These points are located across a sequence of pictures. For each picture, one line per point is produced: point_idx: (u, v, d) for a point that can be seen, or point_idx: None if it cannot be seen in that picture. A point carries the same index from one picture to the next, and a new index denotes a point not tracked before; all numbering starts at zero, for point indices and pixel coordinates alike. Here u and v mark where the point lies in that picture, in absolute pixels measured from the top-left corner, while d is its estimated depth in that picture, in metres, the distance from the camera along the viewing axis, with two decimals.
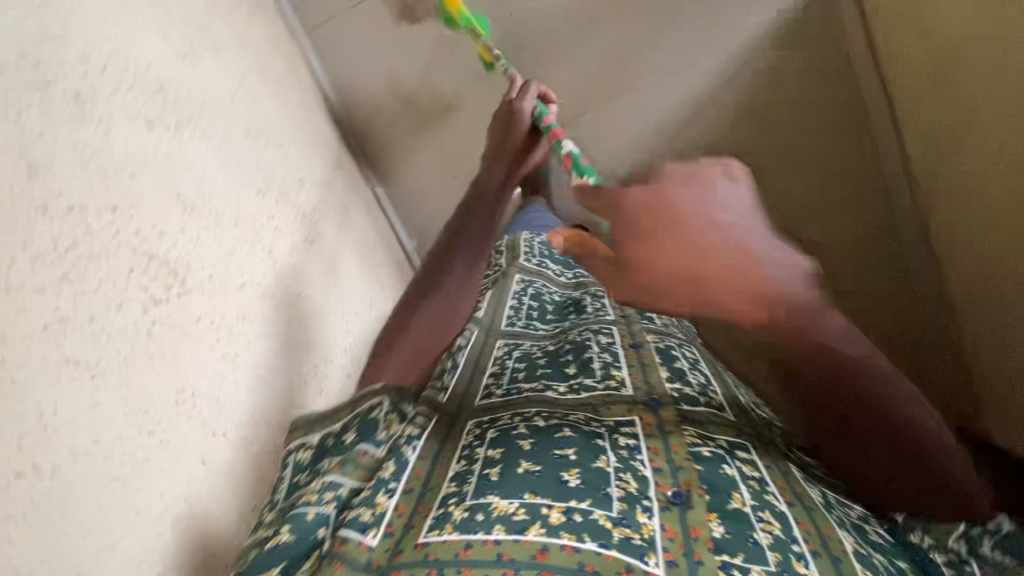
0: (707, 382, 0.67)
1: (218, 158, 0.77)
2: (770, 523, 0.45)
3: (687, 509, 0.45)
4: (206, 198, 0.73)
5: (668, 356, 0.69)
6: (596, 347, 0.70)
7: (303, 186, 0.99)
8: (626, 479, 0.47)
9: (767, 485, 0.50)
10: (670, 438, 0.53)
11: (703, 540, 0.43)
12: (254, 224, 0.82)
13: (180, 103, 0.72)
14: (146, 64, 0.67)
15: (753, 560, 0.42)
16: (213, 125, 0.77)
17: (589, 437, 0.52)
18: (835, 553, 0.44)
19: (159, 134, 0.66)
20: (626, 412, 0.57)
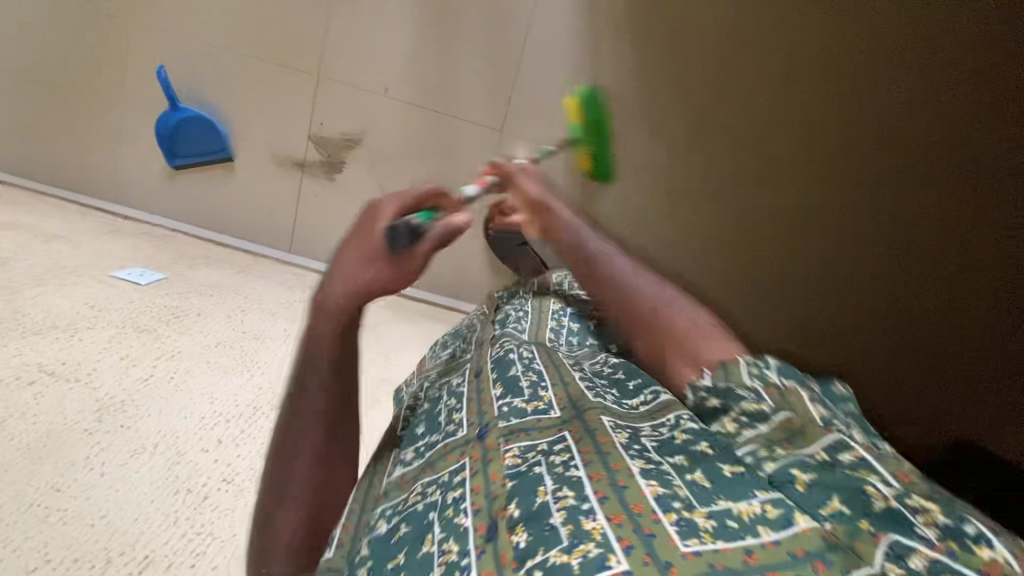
0: (545, 377, 0.54)
1: (204, 317, 0.84)
2: (570, 495, 0.35)
3: (496, 541, 0.34)
4: (197, 335, 0.78)
5: (504, 364, 0.57)
6: (447, 397, 0.56)
7: (280, 296, 1.00)
8: (449, 547, 0.35)
9: (574, 461, 0.39)
10: (490, 463, 0.42)
11: (509, 562, 0.32)
12: (239, 344, 0.79)
13: (168, 307, 0.83)
14: (125, 300, 0.81)
15: (548, 546, 0.32)
16: (201, 304, 0.87)
17: (420, 519, 0.40)
18: (622, 483, 0.35)
19: (157, 319, 0.79)
20: (459, 457, 0.45)
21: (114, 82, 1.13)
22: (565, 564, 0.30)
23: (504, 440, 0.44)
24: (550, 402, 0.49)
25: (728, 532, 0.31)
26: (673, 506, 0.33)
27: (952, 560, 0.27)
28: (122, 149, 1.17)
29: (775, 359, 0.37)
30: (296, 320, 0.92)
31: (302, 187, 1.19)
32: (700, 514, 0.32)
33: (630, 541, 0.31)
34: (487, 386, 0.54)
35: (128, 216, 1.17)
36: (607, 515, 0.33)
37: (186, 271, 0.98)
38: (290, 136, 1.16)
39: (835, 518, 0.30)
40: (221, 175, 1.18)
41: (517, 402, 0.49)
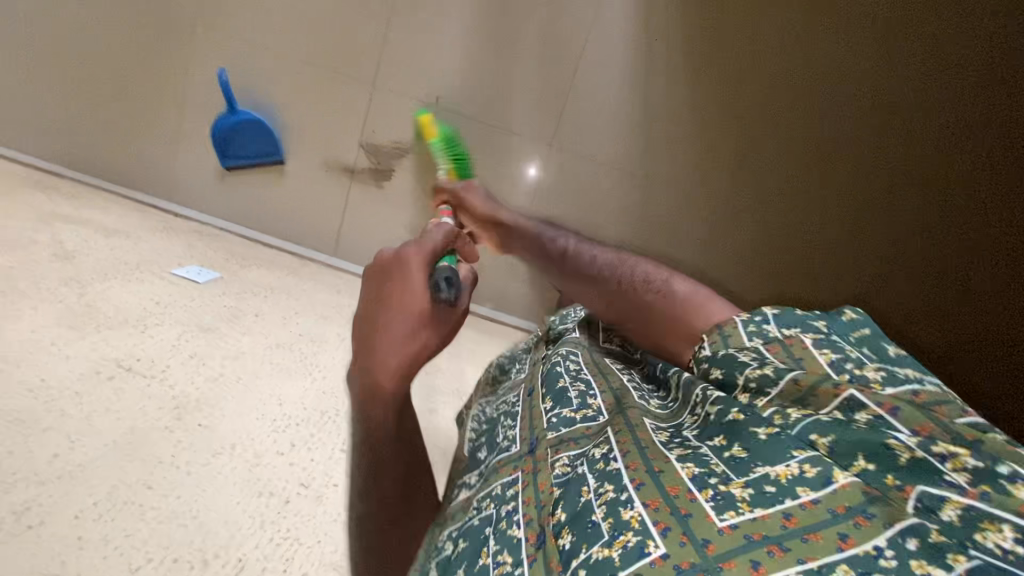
0: (592, 387, 0.58)
1: (258, 316, 0.84)
2: (609, 489, 0.38)
3: (544, 552, 0.37)
4: (257, 333, 0.79)
5: (552, 379, 0.61)
6: (507, 417, 0.60)
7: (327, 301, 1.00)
8: (504, 560, 0.38)
9: (611, 459, 0.42)
10: (538, 473, 0.45)
11: (556, 565, 0.35)
12: (297, 344, 0.80)
13: (222, 307, 0.83)
14: (185, 300, 0.82)
15: (590, 543, 0.35)
16: (254, 304, 0.87)
17: (478, 531, 0.42)
18: (657, 469, 0.39)
19: (213, 319, 0.80)
20: (512, 470, 0.48)
21: (172, 83, 1.15)
22: (607, 560, 0.33)
23: (554, 450, 0.47)
24: (597, 409, 0.53)
25: (766, 499, 0.34)
26: (708, 484, 0.36)
27: (986, 504, 0.31)
28: (175, 148, 1.19)
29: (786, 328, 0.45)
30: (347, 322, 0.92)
31: (351, 194, 1.21)
32: (737, 485, 0.35)
33: (666, 524, 0.34)
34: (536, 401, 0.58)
35: (177, 214, 1.19)
36: (644, 502, 0.36)
37: (238, 272, 0.99)
38: (341, 142, 1.18)
39: (862, 475, 0.34)
40: (271, 178, 1.20)
41: (566, 412, 0.53)
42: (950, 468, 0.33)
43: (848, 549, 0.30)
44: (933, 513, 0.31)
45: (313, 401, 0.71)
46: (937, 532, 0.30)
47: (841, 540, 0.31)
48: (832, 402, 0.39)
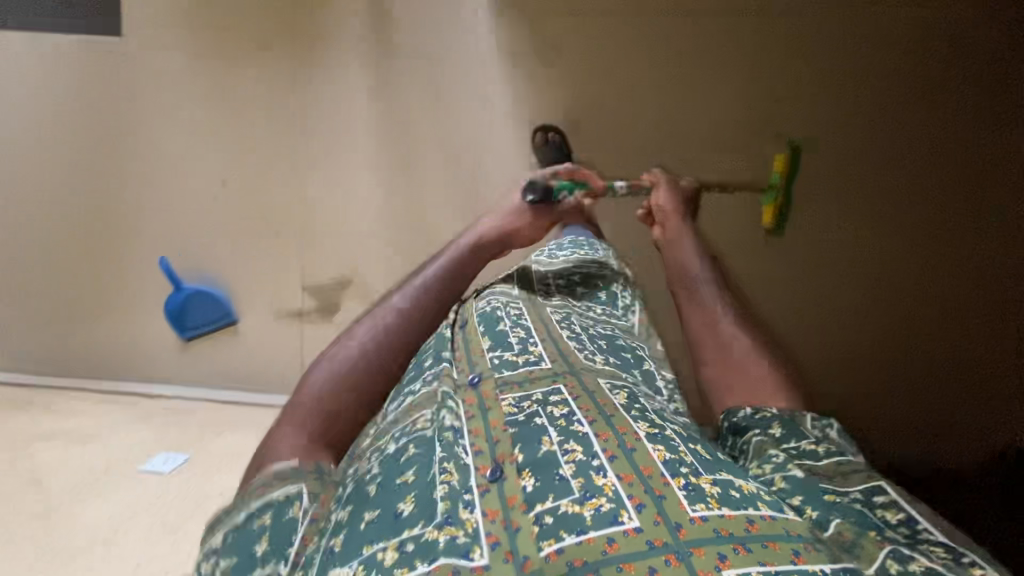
0: (529, 333, 0.69)
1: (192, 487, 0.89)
2: (578, 450, 0.46)
3: (502, 481, 0.45)
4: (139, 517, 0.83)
5: (494, 325, 0.72)
6: (446, 350, 0.67)
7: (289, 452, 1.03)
8: (449, 474, 0.45)
9: (574, 413, 0.52)
10: (487, 409, 0.54)
11: (518, 503, 0.43)
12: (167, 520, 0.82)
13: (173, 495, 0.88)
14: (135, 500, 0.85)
15: (560, 494, 0.42)
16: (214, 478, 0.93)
17: (428, 445, 0.49)
18: (632, 446, 0.46)
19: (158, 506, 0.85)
20: (453, 393, 0.58)
21: (119, 277, 1.24)
22: (579, 516, 0.40)
23: (498, 390, 0.57)
24: (539, 355, 0.64)
25: (733, 500, 0.41)
26: (681, 471, 0.44)
27: None
28: (135, 335, 1.25)
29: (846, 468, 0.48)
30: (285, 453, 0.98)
31: (303, 335, 1.25)
32: (706, 483, 0.43)
33: (640, 500, 0.41)
34: (474, 338, 0.69)
35: (148, 395, 1.22)
36: (618, 475, 0.43)
37: (204, 445, 1.03)
38: (282, 290, 1.24)
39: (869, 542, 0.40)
40: (227, 340, 1.26)
41: (508, 355, 0.64)
42: (932, 550, 0.40)
43: (800, 563, 0.37)
44: (902, 565, 0.38)
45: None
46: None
47: (793, 552, 0.38)
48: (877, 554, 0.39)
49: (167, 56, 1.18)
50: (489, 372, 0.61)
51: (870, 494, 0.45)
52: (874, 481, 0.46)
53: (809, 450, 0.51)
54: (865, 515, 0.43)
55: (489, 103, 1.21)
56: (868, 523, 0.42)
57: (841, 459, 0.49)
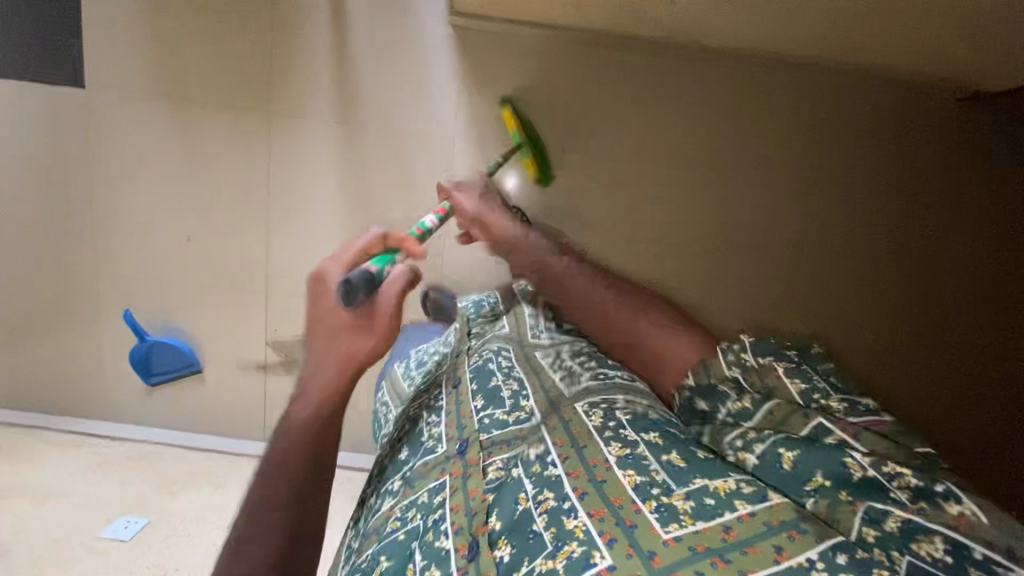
0: (524, 386, 0.76)
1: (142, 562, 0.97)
2: (549, 498, 0.55)
3: (478, 560, 0.53)
4: None
5: (487, 377, 0.81)
6: (432, 422, 0.78)
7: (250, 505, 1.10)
8: (432, 574, 0.54)
9: (549, 461, 0.60)
10: (470, 479, 0.63)
11: (492, 575, 0.51)
12: None
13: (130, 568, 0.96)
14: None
15: (533, 557, 0.50)
16: (171, 549, 1.00)
17: (400, 552, 0.59)
18: (601, 479, 0.56)
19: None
20: (441, 473, 0.67)
21: (89, 323, 1.26)
22: (551, 569, 0.47)
23: (482, 455, 0.67)
24: (530, 411, 0.72)
25: (706, 511, 0.48)
26: (652, 495, 0.52)
27: (922, 517, 0.42)
28: (104, 378, 1.28)
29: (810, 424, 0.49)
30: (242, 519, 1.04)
31: (267, 388, 1.25)
32: (678, 499, 0.50)
33: (611, 536, 0.48)
34: (467, 398, 0.78)
35: (115, 438, 1.25)
36: (590, 512, 0.52)
37: (166, 504, 1.09)
38: (248, 342, 1.27)
39: (820, 493, 0.47)
40: (194, 387, 1.30)
41: (499, 414, 0.72)
42: (896, 486, 0.44)
43: (784, 559, 0.42)
44: (880, 527, 0.43)
45: None
46: (881, 543, 0.43)
47: (776, 548, 0.44)
48: (852, 518, 0.44)
49: (130, 111, 1.16)
50: (478, 433, 0.70)
51: (819, 434, 0.49)
52: (814, 419, 0.49)
53: (739, 410, 0.55)
54: (833, 455, 0.47)
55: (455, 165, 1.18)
56: (837, 476, 0.46)
57: (770, 403, 0.53)
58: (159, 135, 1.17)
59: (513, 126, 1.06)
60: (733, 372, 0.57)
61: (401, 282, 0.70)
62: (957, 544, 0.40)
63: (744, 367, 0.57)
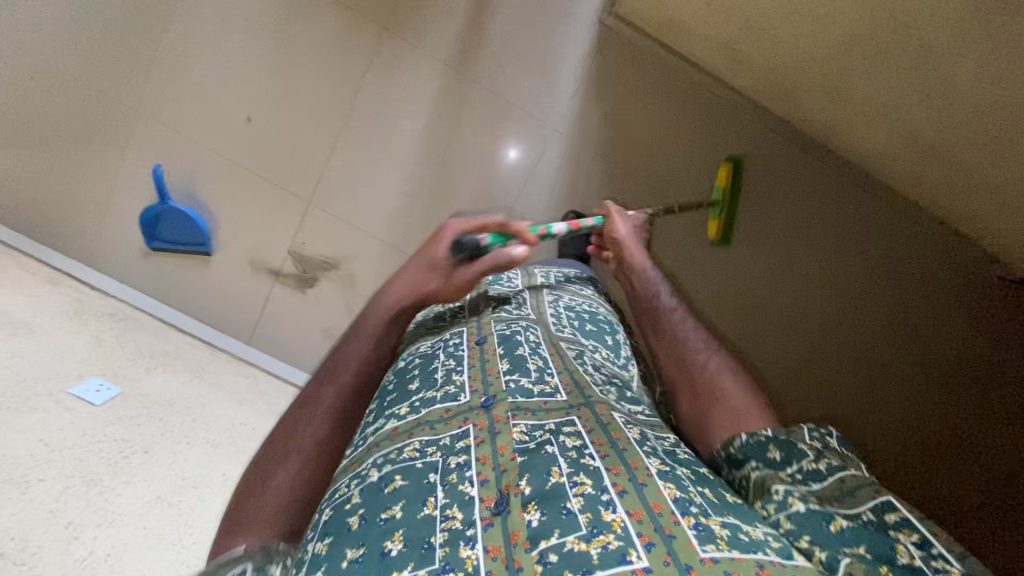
0: (548, 364, 0.72)
1: (117, 428, 0.91)
2: (587, 485, 0.50)
3: (506, 517, 0.48)
4: (51, 443, 0.84)
5: (511, 344, 0.74)
6: (446, 356, 0.72)
7: (231, 409, 1.08)
8: (453, 515, 0.49)
9: (585, 447, 0.56)
10: (498, 437, 0.57)
11: (521, 536, 0.46)
12: (66, 455, 0.84)
13: (101, 434, 0.89)
14: (58, 434, 0.85)
15: (566, 530, 0.46)
16: (147, 427, 0.95)
17: (419, 479, 0.53)
18: (641, 482, 0.51)
19: (80, 443, 0.86)
20: (466, 420, 0.61)
21: (115, 161, 1.17)
22: (586, 552, 0.43)
23: (511, 415, 0.60)
24: (554, 388, 0.67)
25: (742, 543, 0.45)
26: (691, 511, 0.48)
27: None
28: (112, 220, 1.21)
29: (896, 513, 0.48)
30: (223, 428, 1.03)
31: (272, 294, 1.25)
32: (716, 523, 0.47)
33: (650, 539, 0.45)
34: (494, 358, 0.71)
35: (95, 289, 1.15)
36: (628, 511, 0.48)
37: (142, 379, 1.02)
38: (269, 243, 1.22)
39: (857, 559, 0.45)
40: (199, 265, 1.23)
41: (524, 382, 0.67)
42: None
43: None
44: None
45: (47, 538, 0.75)
46: None
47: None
48: None
49: None
50: (504, 395, 0.64)
51: (879, 511, 0.48)
52: (882, 497, 0.49)
53: (811, 470, 0.53)
54: (884, 539, 0.46)
55: (543, 152, 1.15)
56: (880, 553, 0.45)
57: (843, 473, 0.52)
58: (269, 7, 1.12)
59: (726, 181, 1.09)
60: (810, 448, 0.55)
61: (497, 262, 0.73)
62: None
63: (826, 445, 0.58)
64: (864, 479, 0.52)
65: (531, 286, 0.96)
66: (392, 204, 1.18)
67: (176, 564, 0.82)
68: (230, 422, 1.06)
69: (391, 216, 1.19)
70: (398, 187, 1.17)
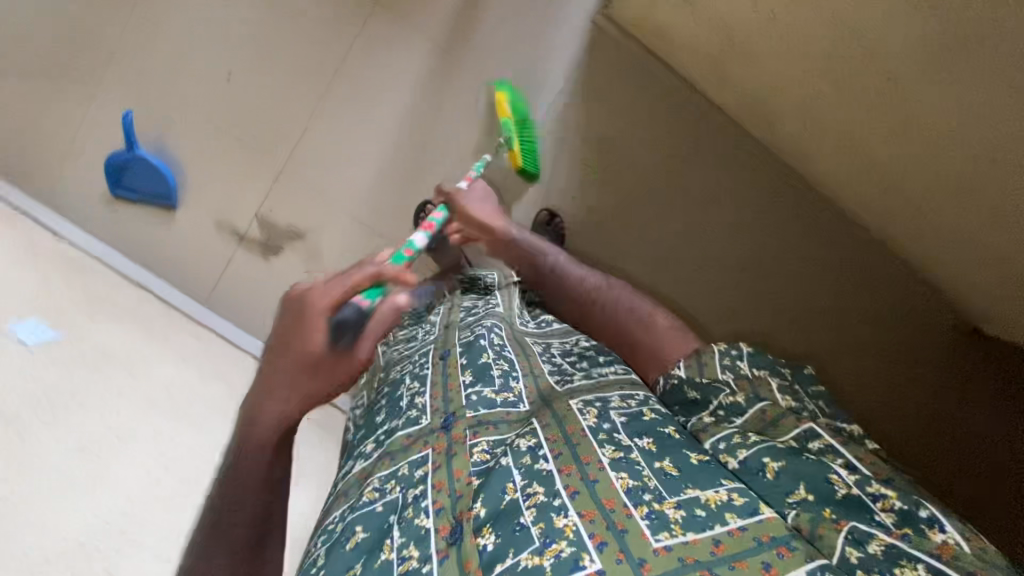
0: (513, 367, 0.72)
1: (55, 368, 0.90)
2: (540, 493, 0.51)
3: (460, 545, 0.51)
4: None
5: (471, 348, 0.75)
6: (411, 379, 0.74)
7: (177, 366, 1.06)
8: (410, 554, 0.52)
9: (541, 448, 0.56)
10: (454, 459, 0.59)
11: (476, 562, 0.49)
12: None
13: (38, 372, 0.87)
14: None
15: (519, 547, 0.48)
16: (88, 372, 0.93)
17: (378, 527, 0.56)
18: (592, 479, 0.52)
19: (14, 378, 0.84)
20: (425, 446, 0.62)
21: (89, 103, 1.16)
22: (539, 566, 0.46)
23: (468, 432, 0.62)
24: (518, 396, 0.67)
25: (697, 522, 0.46)
26: (644, 500, 0.49)
27: (906, 543, 0.43)
28: (79, 162, 1.18)
29: (818, 440, 0.53)
30: (166, 382, 1.02)
31: (235, 257, 1.22)
32: (670, 508, 0.48)
33: (603, 539, 0.46)
34: (456, 372, 0.71)
35: (51, 230, 1.12)
36: (580, 513, 0.49)
37: (85, 324, 1.00)
38: (237, 205, 1.20)
39: (800, 504, 0.48)
40: (162, 219, 1.21)
41: (487, 392, 0.67)
42: (878, 508, 0.46)
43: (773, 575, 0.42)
44: (861, 547, 0.44)
45: None
46: (862, 565, 0.43)
47: (764, 564, 0.42)
48: (835, 535, 0.45)
49: None
50: (464, 410, 0.65)
51: (804, 439, 0.53)
52: (804, 425, 0.54)
53: (732, 403, 0.59)
54: (816, 469, 0.49)
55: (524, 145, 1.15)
56: (822, 492, 0.48)
57: (762, 403, 0.58)
58: None
59: (501, 108, 1.06)
60: (724, 376, 0.61)
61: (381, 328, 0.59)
62: (938, 570, 0.41)
63: (736, 373, 0.61)
64: (780, 405, 0.57)
65: (506, 282, 0.97)
66: (366, 180, 1.17)
67: (89, 522, 0.80)
68: (174, 378, 1.04)
69: (364, 191, 1.17)
70: (374, 163, 1.16)
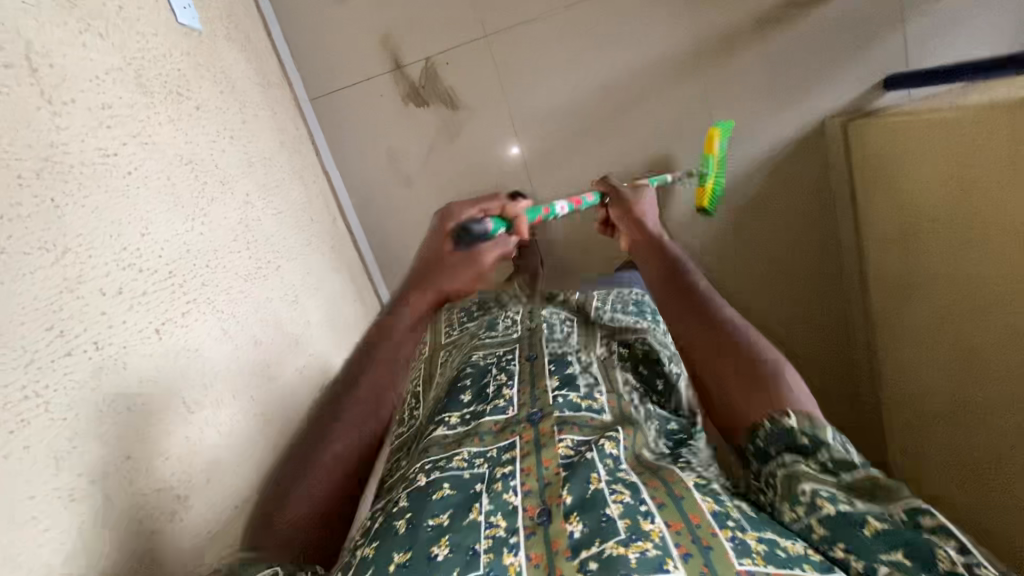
0: (598, 379, 0.62)
1: (194, 67, 0.75)
2: (624, 491, 0.45)
3: (548, 523, 0.43)
4: (145, 22, 0.67)
5: (562, 359, 0.65)
6: (495, 370, 0.66)
7: (276, 144, 0.93)
8: (498, 522, 0.44)
9: (620, 460, 0.48)
10: (542, 449, 0.51)
11: (562, 546, 0.41)
12: (156, 50, 0.68)
13: (184, 62, 0.73)
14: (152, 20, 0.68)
15: (604, 536, 0.41)
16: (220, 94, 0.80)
17: (467, 490, 0.48)
18: (678, 494, 0.44)
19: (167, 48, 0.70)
20: (511, 434, 0.55)
21: None
22: (623, 554, 0.39)
23: (558, 428, 0.53)
24: (601, 405, 0.58)
25: (779, 559, 0.39)
26: (728, 524, 0.42)
27: None
28: None
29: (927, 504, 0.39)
30: (267, 154, 0.89)
31: (374, 81, 1.10)
32: (752, 537, 0.41)
33: (686, 548, 0.40)
34: (543, 370, 0.63)
35: None
36: (666, 521, 0.42)
37: (222, 43, 0.85)
38: (414, 36, 1.08)
39: (894, 570, 0.38)
40: None
41: (573, 395, 0.58)
42: None
43: None
44: None
45: (134, 115, 0.61)
46: None
47: None
48: None
49: None
50: (550, 408, 0.56)
51: (916, 512, 0.39)
52: (915, 499, 0.40)
53: (839, 461, 0.43)
54: (923, 543, 0.38)
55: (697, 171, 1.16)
56: (919, 560, 0.37)
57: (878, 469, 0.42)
58: None
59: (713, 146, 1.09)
60: (835, 434, 0.45)
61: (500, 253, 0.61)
62: None
63: (843, 436, 0.46)
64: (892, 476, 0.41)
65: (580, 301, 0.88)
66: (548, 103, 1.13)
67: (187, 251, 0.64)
68: (270, 152, 0.90)
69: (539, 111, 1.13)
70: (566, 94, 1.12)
